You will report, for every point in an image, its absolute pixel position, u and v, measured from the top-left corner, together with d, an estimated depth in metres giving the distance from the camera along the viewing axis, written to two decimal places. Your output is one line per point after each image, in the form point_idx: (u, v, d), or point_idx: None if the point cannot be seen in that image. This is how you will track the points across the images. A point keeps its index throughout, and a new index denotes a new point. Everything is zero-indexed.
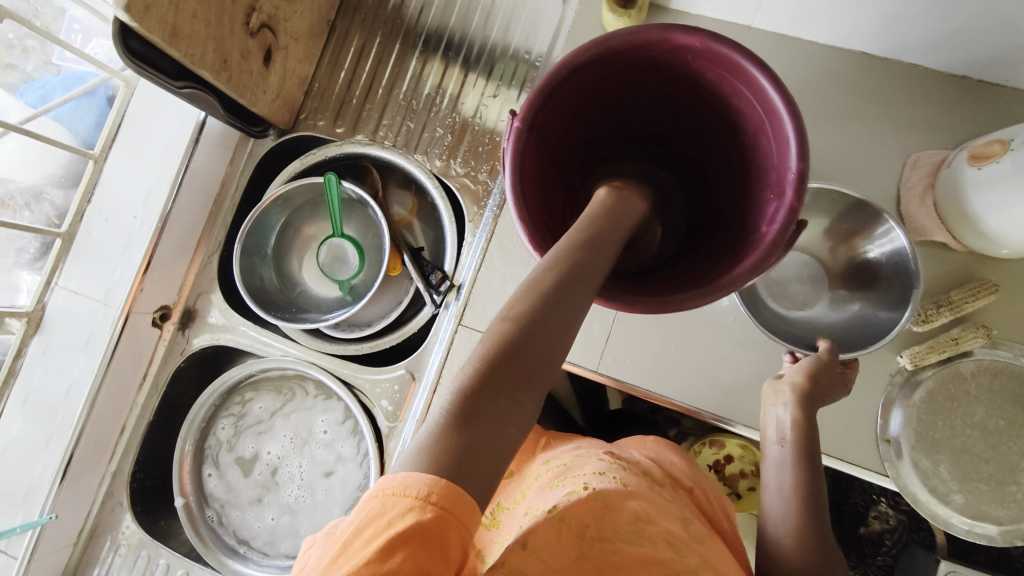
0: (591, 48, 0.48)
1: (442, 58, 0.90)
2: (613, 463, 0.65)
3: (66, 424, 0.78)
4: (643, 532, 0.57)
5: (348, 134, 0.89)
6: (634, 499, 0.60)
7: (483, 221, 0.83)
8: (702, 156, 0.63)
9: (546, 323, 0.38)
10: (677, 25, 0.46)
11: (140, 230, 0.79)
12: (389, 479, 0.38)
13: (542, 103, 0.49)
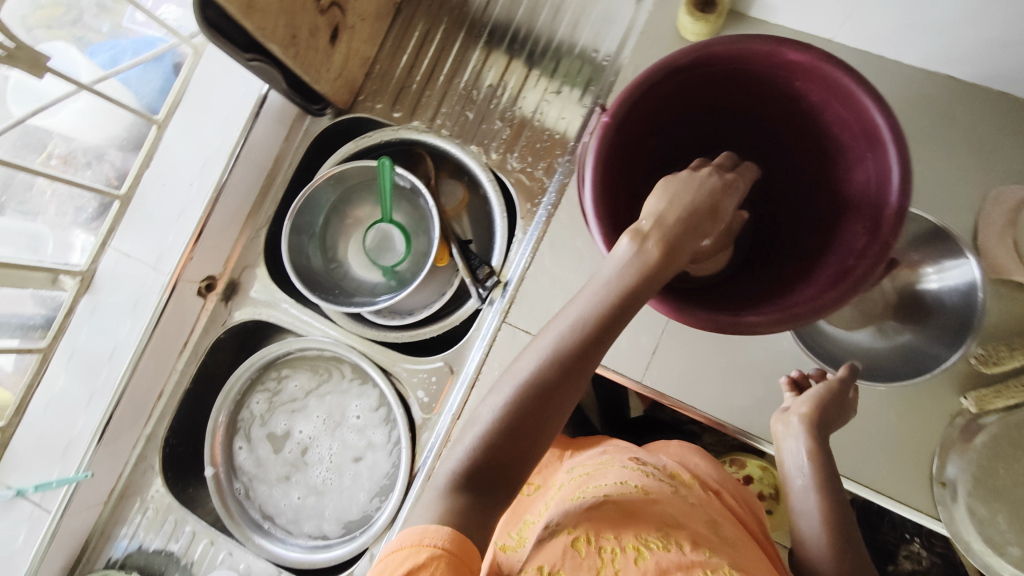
0: (694, 52, 0.50)
1: (507, 51, 0.88)
2: (637, 470, 0.67)
3: (108, 383, 0.79)
4: (671, 539, 0.57)
5: (405, 120, 0.88)
6: (656, 508, 0.61)
7: (535, 219, 0.81)
8: (773, 180, 0.65)
9: (573, 376, 0.44)
10: (791, 40, 0.48)
11: (195, 198, 0.79)
12: (405, 534, 0.47)
13: (635, 100, 0.52)
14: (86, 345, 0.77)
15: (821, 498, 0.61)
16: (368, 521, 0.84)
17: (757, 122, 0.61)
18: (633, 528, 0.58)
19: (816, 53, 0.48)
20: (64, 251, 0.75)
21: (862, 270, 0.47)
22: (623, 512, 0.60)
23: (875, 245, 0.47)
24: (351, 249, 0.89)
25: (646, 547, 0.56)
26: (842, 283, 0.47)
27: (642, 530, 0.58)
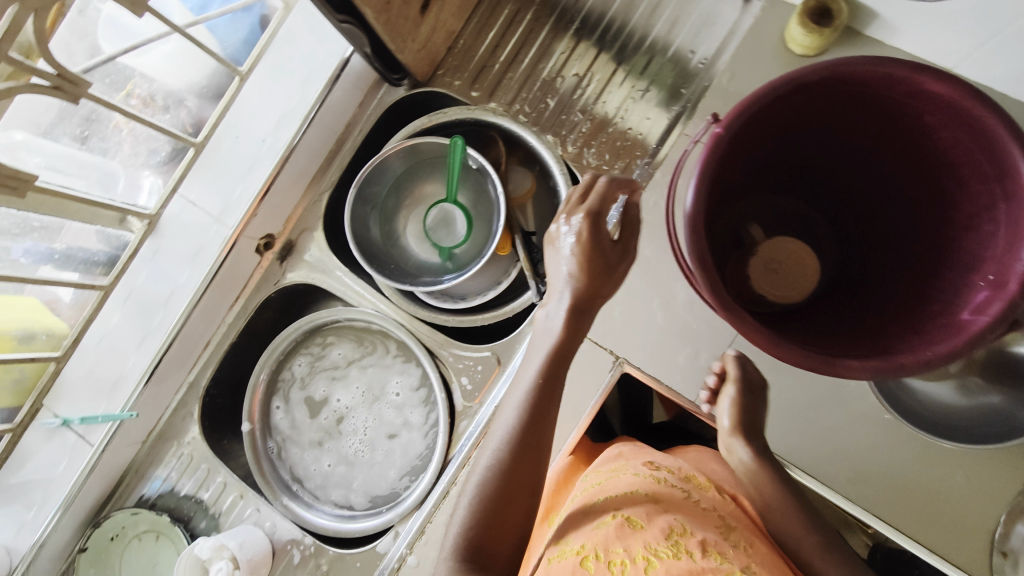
0: (824, 71, 0.47)
1: (596, 43, 0.85)
2: (647, 477, 0.64)
3: (162, 327, 0.80)
4: (682, 546, 0.53)
5: (482, 100, 0.86)
6: (665, 515, 0.58)
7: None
8: (870, 214, 0.62)
9: (540, 419, 0.55)
10: (932, 68, 0.45)
11: (266, 155, 0.79)
12: None
13: (751, 114, 0.50)
14: (145, 287, 0.78)
15: (808, 517, 0.64)
16: (395, 498, 0.84)
17: (867, 152, 0.58)
18: (641, 536, 0.55)
19: (962, 87, 0.44)
20: (133, 196, 0.74)
21: (978, 328, 0.44)
22: (632, 520, 0.57)
23: (999, 302, 0.43)
24: (410, 225, 0.88)
25: (655, 553, 0.53)
26: (954, 339, 0.44)
27: (651, 538, 0.55)
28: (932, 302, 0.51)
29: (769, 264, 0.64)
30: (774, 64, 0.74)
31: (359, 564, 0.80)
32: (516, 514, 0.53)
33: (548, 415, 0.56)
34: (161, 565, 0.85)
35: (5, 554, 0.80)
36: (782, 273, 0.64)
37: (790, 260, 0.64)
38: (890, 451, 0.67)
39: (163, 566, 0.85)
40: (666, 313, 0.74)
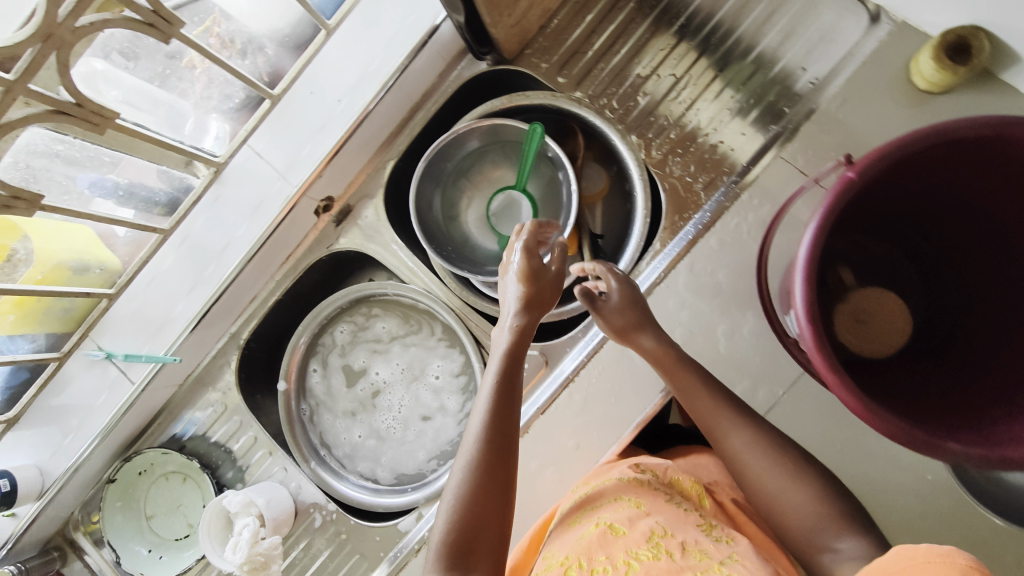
0: (982, 126, 0.44)
1: (698, 45, 0.78)
2: (631, 482, 0.64)
3: (214, 277, 0.79)
4: (660, 545, 0.55)
5: (568, 88, 0.81)
6: (646, 519, 0.59)
7: (678, 234, 0.75)
8: (971, 278, 0.57)
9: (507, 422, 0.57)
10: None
11: (339, 116, 0.76)
12: None
13: (887, 161, 0.46)
14: (200, 235, 0.78)
15: (743, 425, 0.61)
16: (420, 479, 0.84)
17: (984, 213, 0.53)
18: (623, 541, 0.56)
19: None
20: (202, 140, 0.72)
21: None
22: (614, 526, 0.59)
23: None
24: (472, 208, 0.85)
25: (636, 556, 0.55)
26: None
27: (631, 542, 0.56)
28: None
29: (857, 315, 0.60)
30: (888, 96, 0.69)
31: (379, 538, 0.81)
32: (489, 517, 0.54)
33: (512, 405, 0.59)
34: (185, 506, 0.86)
35: (39, 475, 0.81)
36: (869, 325, 0.59)
37: (880, 313, 0.60)
38: (938, 521, 0.66)
39: (187, 508, 0.86)
40: (729, 341, 0.72)
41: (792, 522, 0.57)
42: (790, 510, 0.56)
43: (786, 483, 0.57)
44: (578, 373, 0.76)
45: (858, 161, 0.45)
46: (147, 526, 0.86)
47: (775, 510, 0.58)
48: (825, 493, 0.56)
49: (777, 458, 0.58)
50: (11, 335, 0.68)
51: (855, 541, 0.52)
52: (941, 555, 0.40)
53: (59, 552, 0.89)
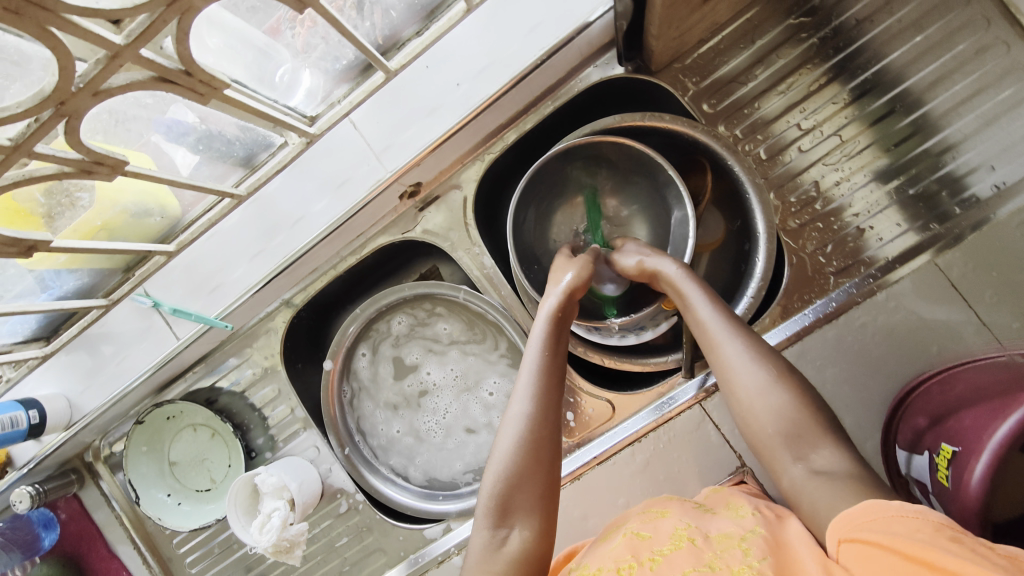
0: None
1: (878, 108, 0.67)
2: (662, 500, 0.61)
3: (281, 248, 0.71)
4: (683, 536, 0.51)
5: (711, 121, 0.70)
6: (670, 522, 0.54)
7: (793, 317, 0.68)
8: None
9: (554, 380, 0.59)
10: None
11: (454, 103, 0.66)
12: None
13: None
14: (275, 199, 0.71)
15: (735, 337, 0.55)
16: (452, 488, 0.82)
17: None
18: (648, 543, 0.52)
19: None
20: (292, 97, 0.62)
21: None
22: (639, 533, 0.54)
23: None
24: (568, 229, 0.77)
25: (660, 552, 0.49)
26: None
27: (654, 543, 0.51)
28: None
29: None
30: None
31: (401, 538, 0.80)
32: (534, 478, 0.54)
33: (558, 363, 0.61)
34: (210, 461, 0.84)
35: (67, 407, 0.78)
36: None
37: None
38: None
39: (211, 463, 0.84)
40: None
41: (757, 425, 0.52)
42: (755, 415, 0.52)
43: (763, 392, 0.52)
44: (646, 434, 0.72)
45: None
46: (170, 472, 0.84)
47: (749, 418, 0.53)
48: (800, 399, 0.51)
49: (762, 365, 0.53)
50: (57, 270, 0.64)
51: (830, 452, 0.49)
52: (912, 511, 0.40)
53: (76, 474, 0.87)
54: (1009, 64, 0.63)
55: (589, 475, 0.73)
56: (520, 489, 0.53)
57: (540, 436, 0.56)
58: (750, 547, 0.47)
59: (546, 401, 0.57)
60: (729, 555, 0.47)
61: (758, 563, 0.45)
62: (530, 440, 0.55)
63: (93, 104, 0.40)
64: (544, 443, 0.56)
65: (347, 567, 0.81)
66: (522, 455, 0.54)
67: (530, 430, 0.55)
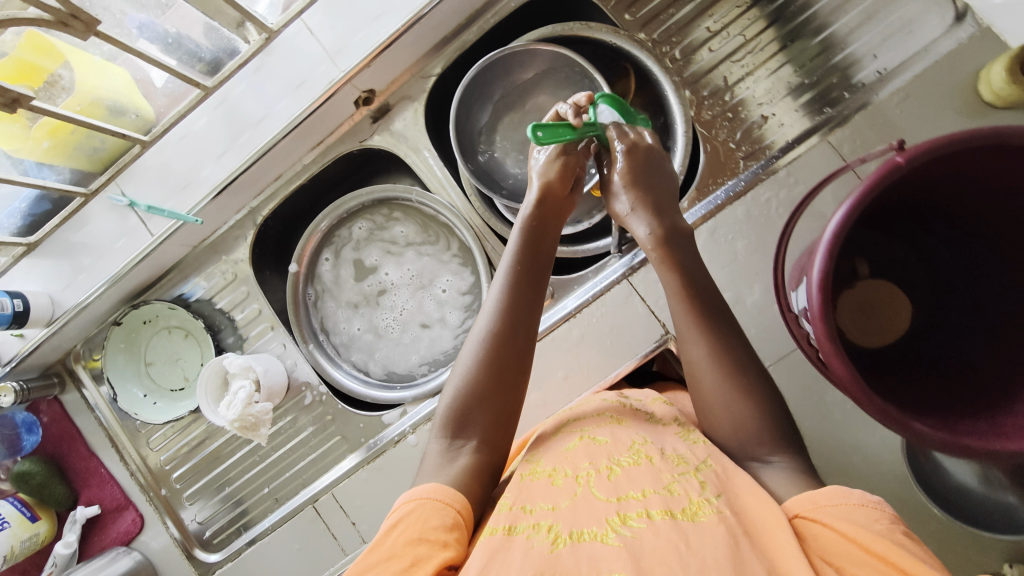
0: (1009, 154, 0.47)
1: (775, 11, 0.76)
2: (614, 405, 0.67)
3: (245, 147, 0.79)
4: (642, 453, 0.56)
5: (631, 28, 0.79)
6: (626, 432, 0.60)
7: (707, 198, 0.76)
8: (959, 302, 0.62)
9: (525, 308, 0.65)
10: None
11: (398, 8, 0.74)
12: (425, 493, 0.53)
13: (941, 152, 0.46)
14: (241, 101, 0.78)
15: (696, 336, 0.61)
16: (410, 380, 0.88)
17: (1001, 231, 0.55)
18: (606, 449, 0.58)
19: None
20: (255, 4, 0.74)
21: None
22: (597, 437, 0.60)
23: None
24: (515, 145, 0.85)
25: (619, 464, 0.56)
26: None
27: (614, 451, 0.58)
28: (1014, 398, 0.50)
29: (863, 306, 0.65)
30: (948, 102, 0.69)
31: (361, 425, 0.86)
32: (494, 394, 0.61)
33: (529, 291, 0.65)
34: (183, 361, 0.90)
35: (49, 303, 0.84)
36: (877, 316, 0.65)
37: (885, 309, 0.65)
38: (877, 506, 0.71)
39: (185, 362, 0.90)
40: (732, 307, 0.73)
41: (722, 421, 0.58)
42: (727, 418, 0.58)
43: (728, 406, 0.58)
44: (581, 310, 0.79)
45: (909, 149, 0.46)
46: (145, 373, 0.90)
47: (713, 416, 0.59)
48: (759, 409, 0.57)
49: (718, 366, 0.59)
50: (38, 162, 0.71)
51: (785, 458, 0.54)
52: (873, 502, 0.47)
53: (58, 378, 0.93)
54: None
55: None
56: (473, 404, 0.60)
57: (504, 357, 0.62)
58: (705, 478, 0.52)
59: (508, 336, 0.63)
60: (686, 483, 0.52)
61: (714, 497, 0.50)
62: (486, 355, 0.62)
63: None
64: (502, 373, 0.61)
65: (311, 455, 0.87)
66: (477, 372, 0.61)
67: (489, 347, 0.62)
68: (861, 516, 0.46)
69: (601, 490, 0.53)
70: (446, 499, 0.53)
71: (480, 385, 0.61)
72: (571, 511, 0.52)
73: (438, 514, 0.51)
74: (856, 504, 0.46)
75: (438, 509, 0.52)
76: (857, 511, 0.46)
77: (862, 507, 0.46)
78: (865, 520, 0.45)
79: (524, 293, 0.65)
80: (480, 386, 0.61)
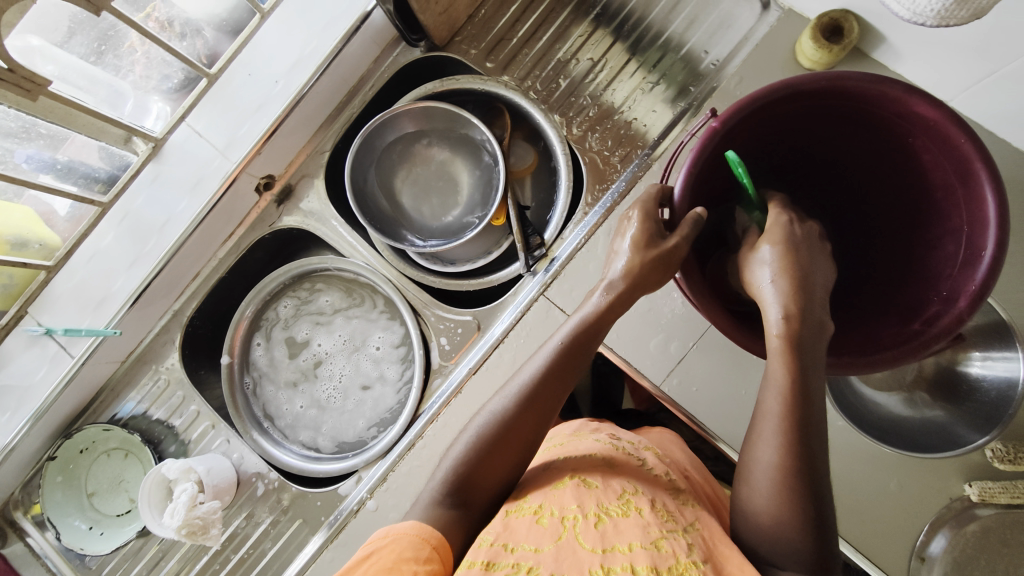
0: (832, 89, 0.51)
1: (614, 33, 0.85)
2: (606, 446, 0.66)
3: (154, 251, 0.81)
4: (631, 503, 0.55)
5: (495, 73, 0.86)
6: (623, 480, 0.59)
7: (599, 202, 0.80)
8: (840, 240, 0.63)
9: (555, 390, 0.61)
10: (924, 91, 0.48)
11: (277, 96, 0.80)
12: (402, 528, 0.53)
13: (748, 111, 0.52)
14: (141, 212, 0.81)
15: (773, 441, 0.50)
16: (361, 446, 0.87)
17: (842, 162, 0.60)
18: (596, 494, 0.56)
19: (947, 113, 0.48)
20: (143, 120, 0.76)
21: (928, 339, 0.49)
22: (587, 481, 0.59)
23: (948, 315, 0.49)
24: (416, 198, 0.90)
25: (608, 513, 0.54)
26: (911, 349, 0.49)
27: (603, 496, 0.56)
28: (903, 311, 0.53)
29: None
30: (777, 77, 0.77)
31: (319, 503, 0.84)
32: (500, 458, 0.59)
33: (567, 374, 0.61)
34: (127, 482, 0.87)
35: None
36: None
37: None
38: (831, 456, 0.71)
39: (129, 483, 0.87)
40: (643, 297, 0.78)
41: (761, 508, 0.50)
42: (764, 501, 0.50)
43: (778, 509, 0.49)
44: (507, 335, 0.78)
45: (723, 111, 0.51)
46: (88, 504, 0.87)
47: (750, 492, 0.52)
48: (813, 529, 0.48)
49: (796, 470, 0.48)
50: None
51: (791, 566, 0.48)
52: None
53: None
54: None
55: (468, 386, 0.78)
56: (470, 473, 0.58)
57: (517, 430, 0.60)
58: (693, 542, 0.51)
59: (525, 416, 0.60)
60: (675, 541, 0.51)
61: (701, 561, 0.49)
62: (497, 430, 0.59)
63: None
64: (510, 442, 0.59)
65: (274, 548, 0.83)
66: (481, 447, 0.59)
67: (502, 421, 0.60)
68: None
69: (587, 539, 0.51)
70: (421, 533, 0.53)
71: (486, 459, 0.58)
72: (554, 552, 0.50)
73: (411, 547, 0.51)
74: None
75: (413, 543, 0.51)
76: None
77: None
78: None
79: (559, 381, 0.61)
80: (486, 460, 0.58)
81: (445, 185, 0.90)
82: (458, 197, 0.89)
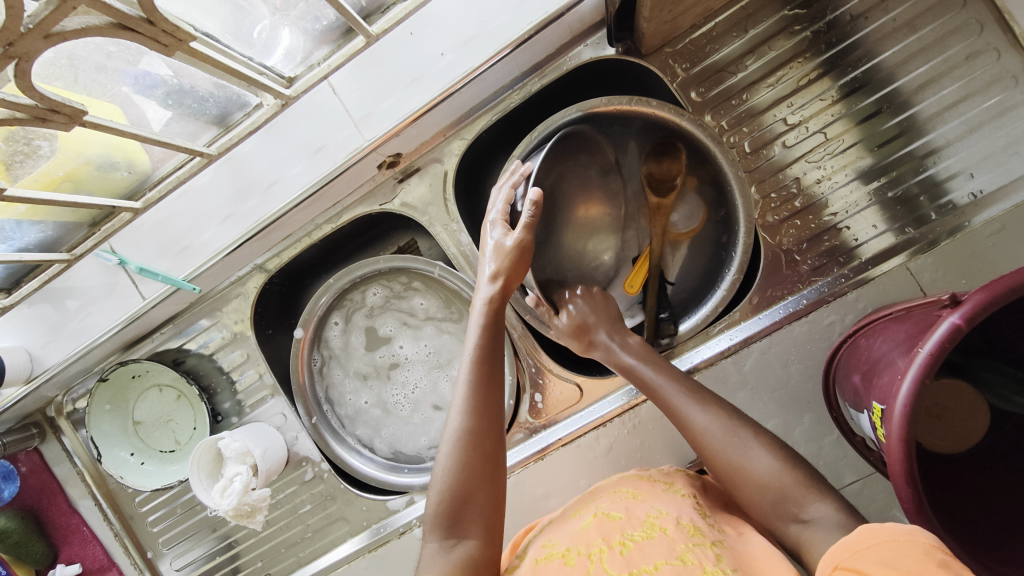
0: None
1: (866, 107, 0.66)
2: (635, 477, 0.62)
3: (254, 212, 0.71)
4: (654, 525, 0.51)
5: (698, 109, 0.70)
6: (643, 504, 0.55)
7: (776, 305, 0.68)
8: None
9: (492, 382, 0.57)
10: None
11: (439, 72, 0.66)
12: None
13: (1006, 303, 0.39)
14: (248, 160, 0.71)
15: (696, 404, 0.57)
16: (418, 462, 0.82)
17: None
18: (620, 524, 0.53)
19: None
20: (269, 57, 0.60)
21: None
22: (610, 513, 0.55)
23: None
24: (583, 245, 0.75)
25: (631, 537, 0.51)
26: None
27: (626, 525, 0.53)
28: None
29: (930, 408, 0.56)
30: None
31: (365, 508, 0.80)
32: (483, 481, 0.53)
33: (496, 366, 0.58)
34: (175, 423, 0.84)
35: (28, 360, 0.77)
36: (946, 420, 0.56)
37: (957, 415, 0.55)
38: None
39: (176, 425, 0.84)
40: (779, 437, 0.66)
41: (740, 480, 0.53)
42: (739, 471, 0.53)
43: (740, 455, 0.53)
44: (612, 419, 0.72)
45: (969, 312, 0.39)
46: (133, 431, 0.84)
47: (726, 475, 0.54)
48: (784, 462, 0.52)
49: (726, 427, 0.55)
50: (18, 221, 0.60)
51: (821, 503, 0.48)
52: (905, 533, 0.38)
53: (38, 428, 0.85)
54: (998, 72, 0.63)
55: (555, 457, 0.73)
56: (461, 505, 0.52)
57: (481, 445, 0.54)
58: (721, 552, 0.48)
59: (483, 387, 0.56)
60: (702, 553, 0.47)
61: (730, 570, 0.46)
62: (465, 451, 0.53)
63: (44, 47, 0.38)
64: (489, 451, 0.54)
65: (309, 534, 0.81)
66: (457, 474, 0.52)
67: (462, 445, 0.53)
68: (892, 553, 0.37)
69: (614, 567, 0.48)
70: None
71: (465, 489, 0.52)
72: None
73: None
74: (885, 540, 0.38)
75: None
76: (889, 549, 0.38)
77: (913, 542, 0.37)
78: (892, 557, 0.37)
79: (493, 365, 0.57)
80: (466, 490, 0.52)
81: (595, 229, 0.75)
82: (603, 247, 0.76)
